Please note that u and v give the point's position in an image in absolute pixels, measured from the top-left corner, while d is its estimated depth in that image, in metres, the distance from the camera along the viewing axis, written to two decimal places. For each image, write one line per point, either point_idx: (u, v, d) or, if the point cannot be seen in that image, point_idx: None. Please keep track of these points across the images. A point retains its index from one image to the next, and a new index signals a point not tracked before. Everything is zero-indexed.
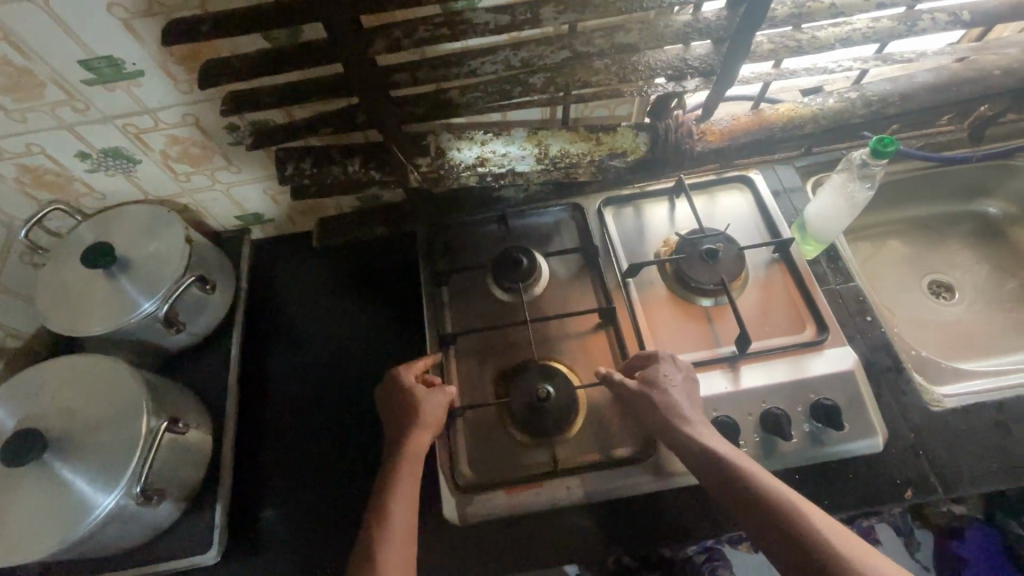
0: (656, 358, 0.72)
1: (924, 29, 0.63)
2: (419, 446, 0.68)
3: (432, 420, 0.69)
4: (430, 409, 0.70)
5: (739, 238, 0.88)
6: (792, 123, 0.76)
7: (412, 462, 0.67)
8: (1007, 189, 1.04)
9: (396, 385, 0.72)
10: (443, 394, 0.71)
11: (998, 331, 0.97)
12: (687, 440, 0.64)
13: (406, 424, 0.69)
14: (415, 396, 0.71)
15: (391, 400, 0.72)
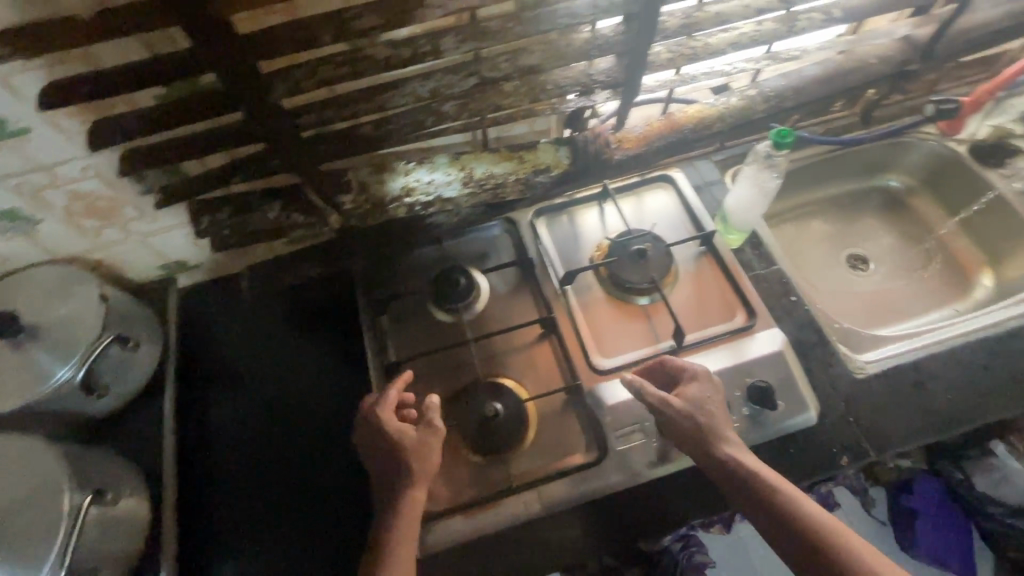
0: (690, 373, 0.72)
1: (802, 29, 0.68)
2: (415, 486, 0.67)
3: (424, 456, 0.68)
4: (422, 445, 0.68)
5: (667, 235, 0.91)
6: (701, 124, 0.80)
7: (412, 507, 0.66)
8: (904, 163, 1.12)
9: (381, 421, 0.69)
10: (432, 426, 0.69)
11: (909, 296, 1.05)
12: (722, 462, 0.66)
13: (403, 466, 0.67)
14: (406, 433, 0.68)
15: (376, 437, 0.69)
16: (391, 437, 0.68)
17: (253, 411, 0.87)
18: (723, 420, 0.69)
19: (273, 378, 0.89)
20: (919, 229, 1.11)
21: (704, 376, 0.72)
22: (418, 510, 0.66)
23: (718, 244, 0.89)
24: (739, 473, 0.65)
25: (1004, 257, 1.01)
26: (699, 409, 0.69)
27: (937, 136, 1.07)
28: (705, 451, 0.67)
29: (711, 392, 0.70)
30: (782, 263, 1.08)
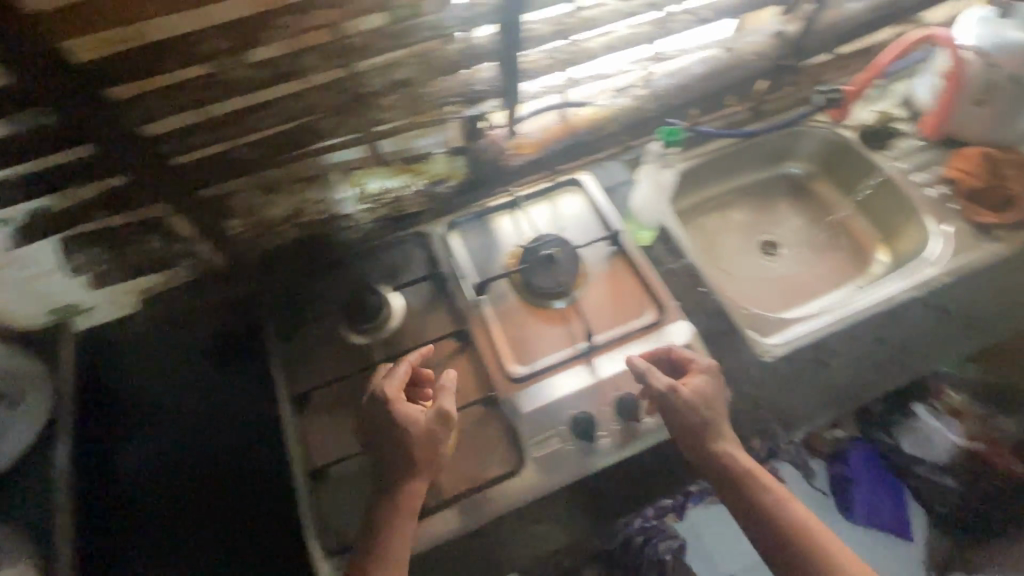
0: (694, 365, 0.76)
1: (674, 30, 0.70)
2: (420, 473, 0.68)
3: (433, 444, 0.69)
4: (435, 434, 0.69)
5: (579, 237, 0.91)
6: (594, 126, 0.81)
7: (412, 497, 0.67)
8: (802, 151, 1.17)
9: (395, 402, 0.69)
10: (444, 417, 0.69)
11: (816, 277, 1.11)
12: (714, 455, 0.72)
13: (414, 454, 0.68)
14: (418, 420, 0.69)
15: (385, 419, 0.69)
16: (402, 421, 0.68)
17: (169, 443, 0.92)
18: (721, 414, 0.74)
19: (191, 404, 0.94)
20: (819, 212, 1.18)
21: (712, 370, 0.76)
22: (419, 498, 0.67)
23: (626, 241, 0.90)
24: (732, 468, 0.72)
25: (895, 233, 1.08)
26: (702, 403, 0.73)
27: (828, 123, 1.13)
28: (709, 444, 0.73)
29: (714, 387, 0.74)
30: (694, 254, 1.11)
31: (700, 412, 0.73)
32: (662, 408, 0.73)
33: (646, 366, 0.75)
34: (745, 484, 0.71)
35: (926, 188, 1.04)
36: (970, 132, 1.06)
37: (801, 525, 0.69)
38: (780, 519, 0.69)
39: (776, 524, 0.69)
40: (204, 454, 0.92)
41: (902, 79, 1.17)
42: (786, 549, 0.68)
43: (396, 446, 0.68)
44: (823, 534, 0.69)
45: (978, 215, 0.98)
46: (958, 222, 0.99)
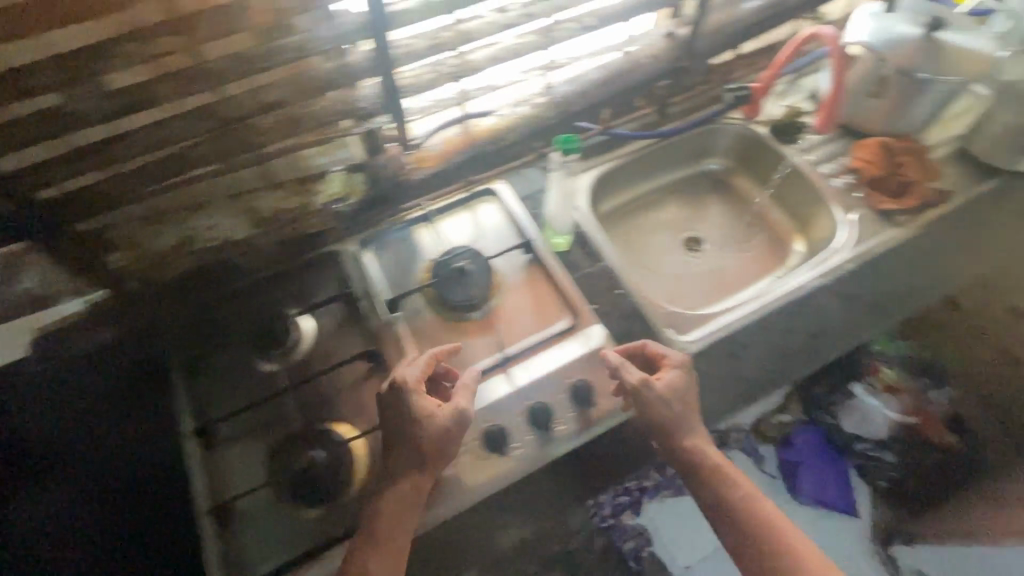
0: (671, 363, 0.80)
1: (559, 38, 0.71)
2: (425, 469, 0.69)
3: (449, 440, 0.70)
4: (454, 430, 0.70)
5: (494, 246, 0.92)
6: (495, 137, 0.81)
7: (412, 493, 0.68)
8: (718, 147, 1.20)
9: (418, 394, 0.70)
10: (462, 415, 0.71)
11: (738, 271, 1.14)
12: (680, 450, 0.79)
13: (425, 450, 0.69)
14: (438, 414, 0.70)
15: (404, 412, 0.70)
16: (423, 414, 0.69)
17: (73, 513, 0.72)
18: (691, 407, 0.79)
19: (97, 463, 0.73)
20: (739, 207, 1.21)
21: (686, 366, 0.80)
22: (420, 496, 0.68)
23: (541, 249, 0.90)
24: (700, 462, 0.78)
25: (808, 224, 1.12)
26: (675, 395, 0.78)
27: (742, 120, 1.16)
28: (676, 436, 0.78)
29: (683, 380, 0.79)
30: (618, 255, 1.13)
31: (679, 403, 0.78)
32: (636, 400, 0.76)
33: (618, 359, 0.78)
34: (712, 479, 0.78)
35: (832, 178, 1.08)
36: (870, 122, 1.10)
37: (763, 518, 0.75)
38: (744, 512, 0.75)
39: (740, 517, 0.75)
40: (116, 531, 0.72)
41: (809, 73, 1.21)
42: (750, 541, 0.74)
43: (408, 440, 0.69)
44: (784, 528, 0.74)
45: (879, 202, 1.02)
46: (862, 210, 1.03)
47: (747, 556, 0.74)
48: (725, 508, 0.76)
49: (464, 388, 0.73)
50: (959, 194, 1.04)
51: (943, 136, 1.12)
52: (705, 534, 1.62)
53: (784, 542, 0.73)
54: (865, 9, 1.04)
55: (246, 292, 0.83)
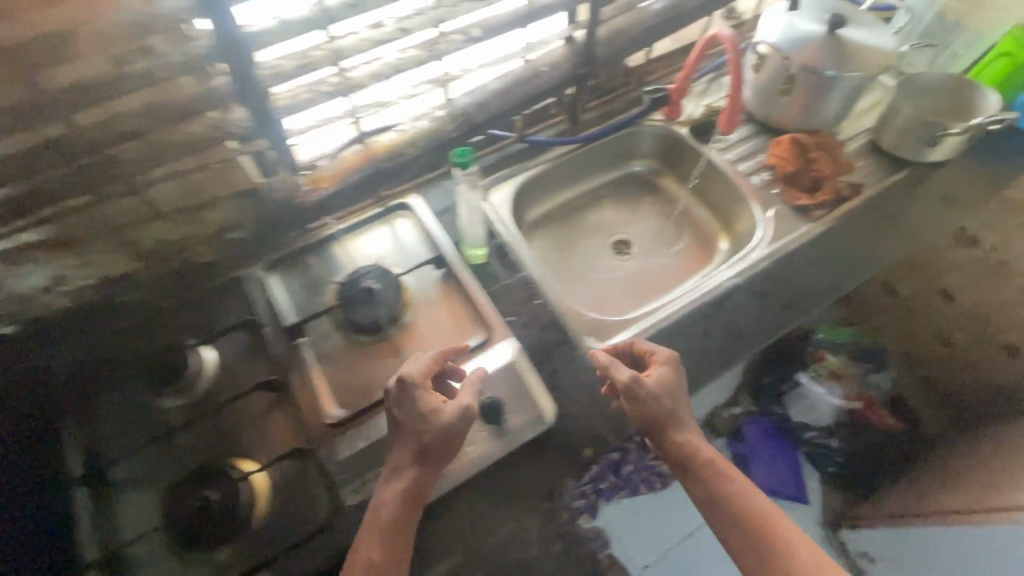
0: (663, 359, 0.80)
1: (443, 52, 0.69)
2: (427, 466, 0.69)
3: (452, 437, 0.70)
4: (459, 426, 0.70)
5: (406, 262, 0.90)
6: (394, 153, 0.79)
7: (415, 491, 0.67)
8: (643, 149, 1.21)
9: (422, 389, 0.71)
10: (468, 413, 0.70)
11: (665, 272, 1.14)
12: (672, 442, 0.77)
13: (428, 448, 0.69)
14: (444, 408, 0.70)
15: (410, 408, 0.70)
16: (429, 409, 0.69)
17: None
18: (683, 401, 0.79)
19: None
20: (666, 207, 1.22)
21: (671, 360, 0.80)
22: (422, 495, 0.68)
23: (454, 263, 0.88)
24: (693, 456, 0.76)
25: (732, 222, 1.13)
26: (665, 393, 0.77)
27: (663, 121, 1.16)
28: (671, 431, 0.77)
29: (673, 374, 0.78)
30: (545, 263, 1.12)
31: (675, 395, 0.78)
32: (629, 393, 0.76)
33: (609, 359, 0.80)
34: (706, 475, 0.75)
35: (750, 176, 1.09)
36: (786, 120, 1.12)
37: (757, 513, 0.72)
38: (738, 507, 0.72)
39: (734, 512, 0.72)
40: None
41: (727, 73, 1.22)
42: (745, 537, 0.71)
43: (411, 435, 0.69)
44: (781, 523, 0.71)
45: (795, 199, 1.03)
46: (780, 206, 1.04)
47: (741, 551, 0.71)
48: (719, 503, 0.73)
49: (467, 386, 0.73)
50: (869, 187, 1.06)
51: (856, 130, 1.14)
52: (685, 512, 1.67)
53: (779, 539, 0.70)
54: (773, 10, 1.06)
55: (137, 330, 0.78)
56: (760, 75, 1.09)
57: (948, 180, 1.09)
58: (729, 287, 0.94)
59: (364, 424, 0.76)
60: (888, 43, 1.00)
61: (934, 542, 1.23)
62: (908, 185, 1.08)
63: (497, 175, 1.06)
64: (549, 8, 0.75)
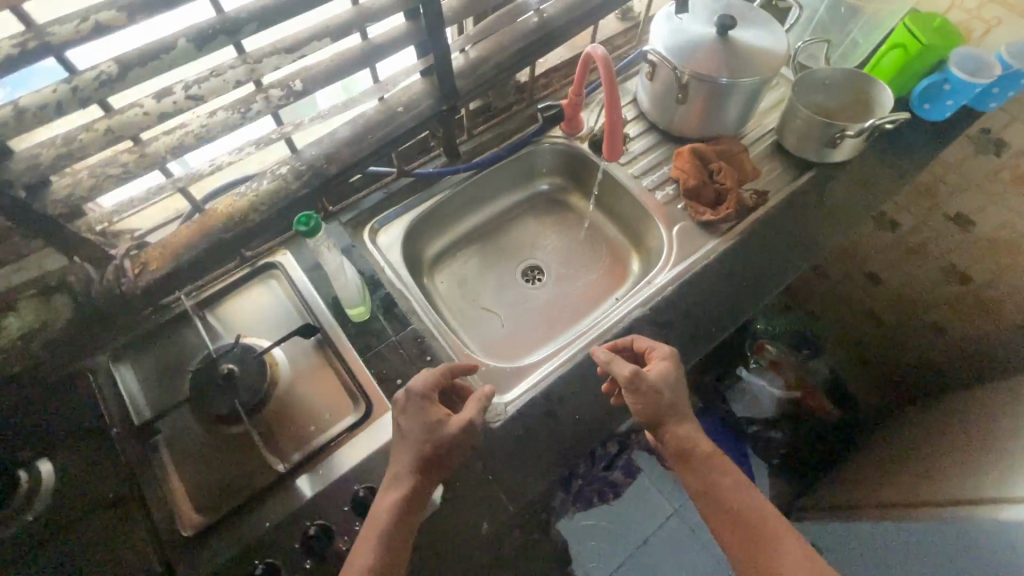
0: (659, 353, 0.80)
1: (259, 111, 0.60)
2: (426, 476, 0.67)
3: (454, 448, 0.69)
4: (463, 438, 0.69)
5: (278, 331, 0.82)
6: (235, 219, 0.70)
7: (414, 501, 0.65)
8: (546, 166, 1.14)
9: (428, 400, 0.70)
10: (472, 426, 0.70)
11: (577, 298, 1.08)
12: (675, 434, 0.76)
13: (431, 457, 0.67)
14: (448, 421, 0.69)
15: (415, 418, 0.69)
16: (434, 419, 0.68)
17: None
18: (684, 398, 0.79)
19: None
20: (573, 229, 1.16)
21: (674, 358, 0.80)
22: (421, 505, 0.66)
23: (332, 329, 0.81)
24: (688, 444, 0.76)
25: (642, 239, 1.07)
26: (667, 386, 0.77)
27: (564, 136, 1.09)
28: (669, 422, 0.77)
29: (673, 370, 0.78)
30: (443, 306, 1.04)
31: (675, 384, 0.78)
32: (631, 391, 0.75)
33: (609, 357, 0.78)
34: (703, 468, 0.75)
35: (655, 191, 1.04)
36: (688, 128, 1.06)
37: (751, 505, 0.72)
38: (731, 502, 0.72)
39: (726, 507, 0.72)
40: None
41: (629, 77, 1.16)
42: (739, 533, 0.70)
43: (414, 444, 0.68)
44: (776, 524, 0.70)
45: (699, 214, 0.98)
46: (685, 223, 1.00)
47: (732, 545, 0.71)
48: (712, 491, 0.74)
49: (475, 398, 0.72)
50: (775, 194, 1.02)
51: (759, 132, 1.10)
52: (658, 494, 1.60)
53: (769, 528, 0.70)
54: (659, 15, 1.00)
55: None
56: (655, 84, 1.03)
57: (854, 179, 1.06)
58: (633, 319, 0.89)
59: (229, 530, 0.67)
60: (778, 45, 0.95)
61: (852, 538, 1.22)
62: (815, 187, 1.04)
63: (384, 216, 0.98)
64: (385, 49, 0.65)
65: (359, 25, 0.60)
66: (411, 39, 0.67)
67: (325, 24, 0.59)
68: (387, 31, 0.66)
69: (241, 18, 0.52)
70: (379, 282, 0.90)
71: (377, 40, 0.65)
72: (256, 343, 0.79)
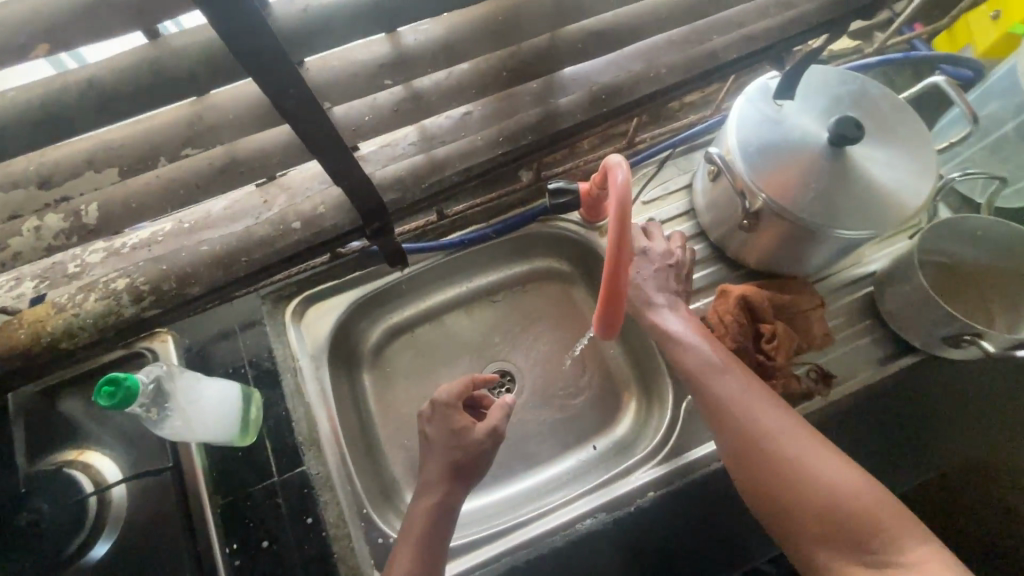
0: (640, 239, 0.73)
1: (21, 250, 0.38)
2: (458, 483, 0.63)
3: (483, 455, 0.65)
4: (489, 448, 0.65)
5: (129, 455, 0.63)
6: (44, 339, 0.48)
7: (447, 505, 0.61)
8: (551, 248, 0.87)
9: (454, 409, 0.66)
10: (497, 435, 0.65)
11: (547, 430, 0.82)
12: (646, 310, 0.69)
13: (461, 466, 0.63)
14: (474, 427, 0.65)
15: (444, 430, 0.65)
16: (461, 426, 0.64)
17: None
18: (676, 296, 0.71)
19: None
20: (571, 334, 0.88)
21: (661, 247, 0.72)
22: (457, 511, 0.62)
23: (190, 465, 0.64)
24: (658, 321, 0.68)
25: (652, 385, 0.80)
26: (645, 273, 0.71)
27: (581, 223, 0.83)
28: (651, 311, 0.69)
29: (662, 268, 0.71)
30: (375, 411, 0.82)
31: (673, 270, 0.72)
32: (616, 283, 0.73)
33: None
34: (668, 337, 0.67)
35: None
36: (749, 257, 0.75)
37: (716, 364, 0.63)
38: (695, 364, 0.63)
39: (688, 363, 0.64)
40: None
41: (693, 152, 0.85)
42: (704, 389, 0.62)
43: (442, 452, 0.64)
44: (738, 385, 0.61)
45: None
46: None
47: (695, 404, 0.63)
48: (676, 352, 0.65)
49: (498, 406, 0.67)
50: (841, 384, 0.73)
51: (849, 276, 0.79)
52: None
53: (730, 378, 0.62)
54: (753, 86, 0.67)
55: None
56: (716, 188, 0.72)
57: (970, 389, 0.73)
58: (588, 529, 0.68)
59: None
60: (911, 184, 0.63)
61: None
62: (907, 387, 0.73)
63: (318, 290, 0.77)
64: (250, 168, 0.39)
65: (180, 145, 0.35)
66: (301, 153, 0.40)
67: (121, 138, 0.34)
68: (260, 131, 0.39)
69: None
70: (282, 392, 0.71)
71: (237, 150, 0.39)
72: (95, 465, 0.63)
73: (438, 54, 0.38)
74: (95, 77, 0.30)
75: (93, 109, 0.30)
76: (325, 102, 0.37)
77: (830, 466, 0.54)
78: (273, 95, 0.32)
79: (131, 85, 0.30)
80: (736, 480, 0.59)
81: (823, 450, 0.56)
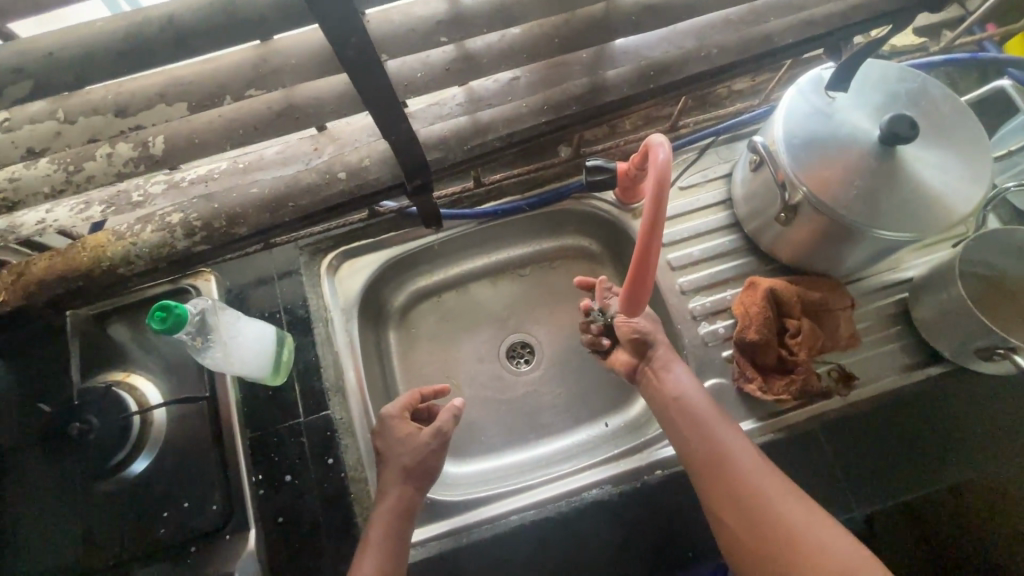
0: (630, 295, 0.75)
1: (92, 177, 0.41)
2: (410, 487, 0.64)
3: (431, 457, 0.66)
4: (437, 447, 0.66)
5: (170, 382, 0.68)
6: (102, 265, 0.52)
7: (397, 510, 0.63)
8: (582, 226, 0.88)
9: (400, 421, 0.68)
10: (444, 435, 0.67)
11: (562, 403, 0.84)
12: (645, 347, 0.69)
13: (412, 470, 0.65)
14: (419, 433, 0.66)
15: (390, 439, 0.66)
16: (405, 433, 0.66)
17: None
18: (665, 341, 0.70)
19: None
20: None
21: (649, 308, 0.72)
22: (412, 514, 0.63)
23: (224, 398, 0.68)
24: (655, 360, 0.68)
25: None
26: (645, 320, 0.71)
27: (615, 203, 0.82)
28: (651, 346, 0.69)
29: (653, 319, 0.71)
30: (398, 368, 0.85)
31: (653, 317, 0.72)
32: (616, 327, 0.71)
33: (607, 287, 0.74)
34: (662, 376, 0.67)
35: (702, 323, 0.77)
36: (782, 252, 0.74)
37: (707, 414, 0.64)
38: (690, 410, 0.64)
39: (689, 416, 0.64)
40: None
41: (736, 140, 0.84)
42: (701, 438, 0.62)
43: (392, 462, 0.65)
44: (728, 434, 0.62)
45: (745, 380, 0.72)
46: (723, 380, 0.74)
47: (696, 462, 0.62)
48: (670, 394, 0.66)
49: (447, 410, 0.68)
50: (862, 387, 0.72)
51: (885, 280, 0.77)
52: None
53: (720, 426, 0.63)
54: (805, 77, 0.65)
55: None
56: (756, 179, 0.72)
57: (1001, 405, 0.71)
58: (595, 500, 0.69)
59: None
60: (961, 192, 0.61)
61: None
62: (932, 397, 0.72)
63: (354, 247, 0.80)
64: (304, 115, 0.41)
65: (244, 86, 0.37)
66: (352, 105, 0.42)
67: (192, 75, 0.36)
68: (317, 79, 0.41)
69: (8, 71, 0.32)
70: (313, 339, 0.74)
71: (293, 97, 0.41)
72: (139, 388, 0.67)
73: (493, 16, 0.39)
74: (172, 14, 0.32)
75: (169, 45, 0.32)
76: (380, 56, 0.38)
77: (818, 522, 0.55)
78: (334, 44, 0.34)
79: (204, 25, 0.32)
80: (725, 533, 0.59)
81: (810, 506, 0.57)
